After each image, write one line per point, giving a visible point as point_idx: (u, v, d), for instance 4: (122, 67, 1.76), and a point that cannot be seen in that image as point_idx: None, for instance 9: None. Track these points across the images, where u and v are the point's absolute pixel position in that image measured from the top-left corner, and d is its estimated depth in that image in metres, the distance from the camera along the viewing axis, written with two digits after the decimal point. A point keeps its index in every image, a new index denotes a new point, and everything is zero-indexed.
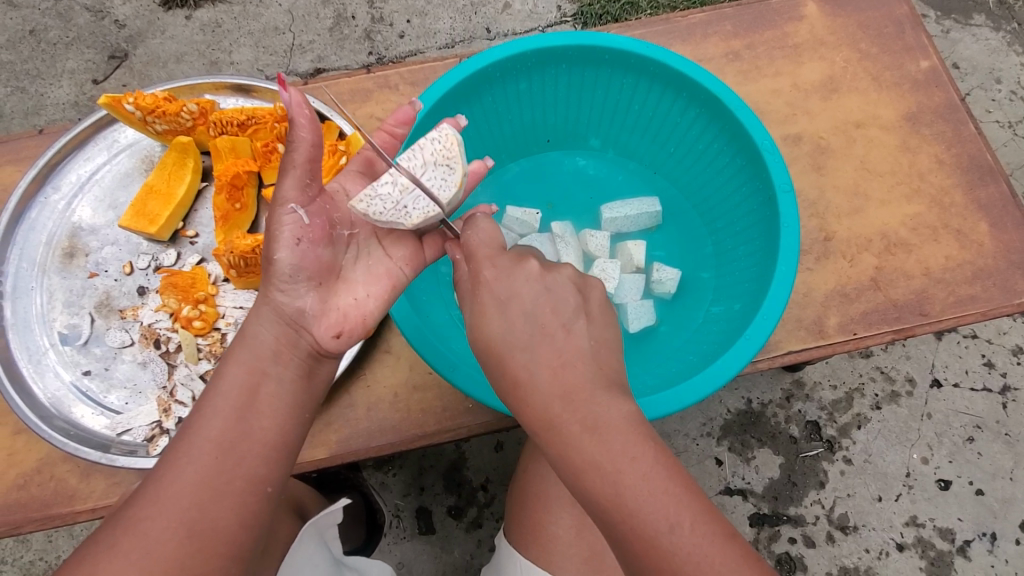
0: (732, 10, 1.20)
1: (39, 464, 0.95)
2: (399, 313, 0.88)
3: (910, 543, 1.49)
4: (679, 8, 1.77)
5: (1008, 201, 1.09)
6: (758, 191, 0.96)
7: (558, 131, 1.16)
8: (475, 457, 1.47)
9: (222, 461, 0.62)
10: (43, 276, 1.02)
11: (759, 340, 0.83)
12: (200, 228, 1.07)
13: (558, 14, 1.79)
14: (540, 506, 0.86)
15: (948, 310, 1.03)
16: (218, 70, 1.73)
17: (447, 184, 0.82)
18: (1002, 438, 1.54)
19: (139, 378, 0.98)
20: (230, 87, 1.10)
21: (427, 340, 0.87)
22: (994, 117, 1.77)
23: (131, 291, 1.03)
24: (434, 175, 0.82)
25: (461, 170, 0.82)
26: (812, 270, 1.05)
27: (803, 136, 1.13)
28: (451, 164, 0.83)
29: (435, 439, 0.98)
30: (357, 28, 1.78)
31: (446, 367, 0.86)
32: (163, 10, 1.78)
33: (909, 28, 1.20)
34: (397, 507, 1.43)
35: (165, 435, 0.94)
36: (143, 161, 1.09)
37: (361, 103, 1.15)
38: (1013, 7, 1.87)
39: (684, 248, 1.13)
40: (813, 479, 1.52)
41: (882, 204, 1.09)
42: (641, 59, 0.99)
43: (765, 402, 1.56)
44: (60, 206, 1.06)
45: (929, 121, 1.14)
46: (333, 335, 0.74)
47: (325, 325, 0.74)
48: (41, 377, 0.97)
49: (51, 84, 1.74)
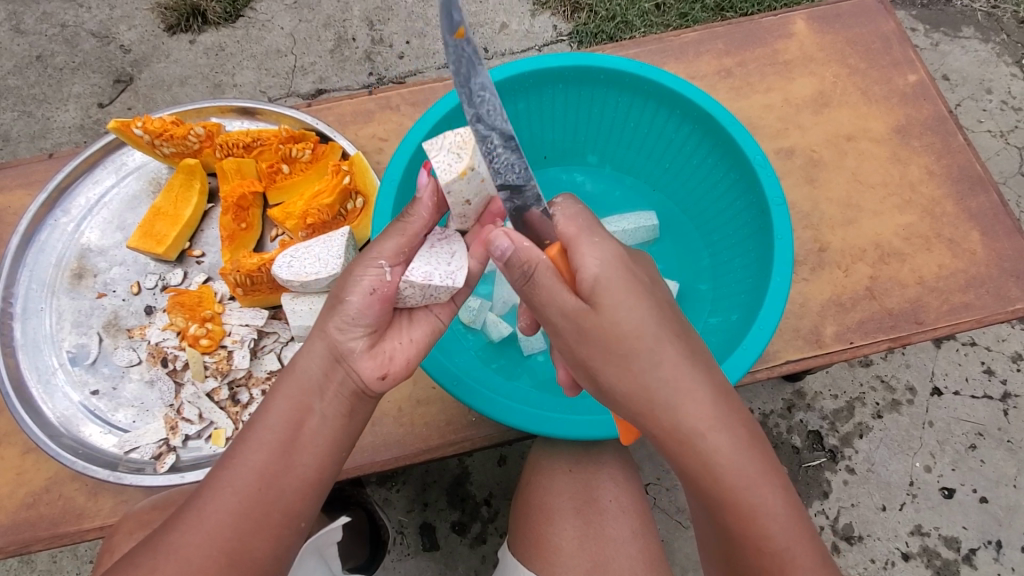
0: (723, 28, 1.24)
1: (48, 483, 0.96)
2: (426, 363, 0.88)
3: (916, 553, 1.49)
4: (672, 26, 1.82)
5: (999, 209, 1.11)
6: (752, 204, 0.98)
7: (557, 148, 1.18)
8: (479, 472, 1.47)
9: None
10: (52, 297, 1.04)
11: (756, 350, 0.85)
12: (206, 248, 1.09)
13: (554, 33, 1.83)
14: (544, 518, 0.87)
15: (943, 318, 1.04)
16: (221, 93, 1.77)
17: (453, 171, 0.74)
18: (1004, 446, 1.55)
19: (147, 398, 1.00)
20: (236, 111, 1.13)
21: (476, 390, 0.87)
22: (985, 127, 1.81)
23: (138, 310, 1.04)
24: (443, 159, 0.74)
25: (470, 160, 0.74)
26: (807, 280, 1.07)
27: (795, 150, 1.15)
28: (463, 150, 0.75)
29: (439, 453, 0.99)
30: (357, 49, 1.83)
31: (502, 413, 0.86)
32: (167, 35, 1.82)
33: (896, 44, 1.23)
34: (401, 524, 1.43)
35: (172, 453, 0.95)
36: (150, 183, 1.12)
37: (363, 124, 1.18)
38: (1001, 19, 1.92)
39: (683, 260, 1.14)
40: (817, 489, 1.52)
41: (875, 214, 1.11)
42: (635, 78, 1.02)
43: (767, 412, 1.57)
44: (69, 228, 1.08)
45: (918, 133, 1.17)
46: (379, 376, 0.73)
47: (370, 363, 0.73)
48: (51, 397, 0.98)
49: (57, 109, 1.78)
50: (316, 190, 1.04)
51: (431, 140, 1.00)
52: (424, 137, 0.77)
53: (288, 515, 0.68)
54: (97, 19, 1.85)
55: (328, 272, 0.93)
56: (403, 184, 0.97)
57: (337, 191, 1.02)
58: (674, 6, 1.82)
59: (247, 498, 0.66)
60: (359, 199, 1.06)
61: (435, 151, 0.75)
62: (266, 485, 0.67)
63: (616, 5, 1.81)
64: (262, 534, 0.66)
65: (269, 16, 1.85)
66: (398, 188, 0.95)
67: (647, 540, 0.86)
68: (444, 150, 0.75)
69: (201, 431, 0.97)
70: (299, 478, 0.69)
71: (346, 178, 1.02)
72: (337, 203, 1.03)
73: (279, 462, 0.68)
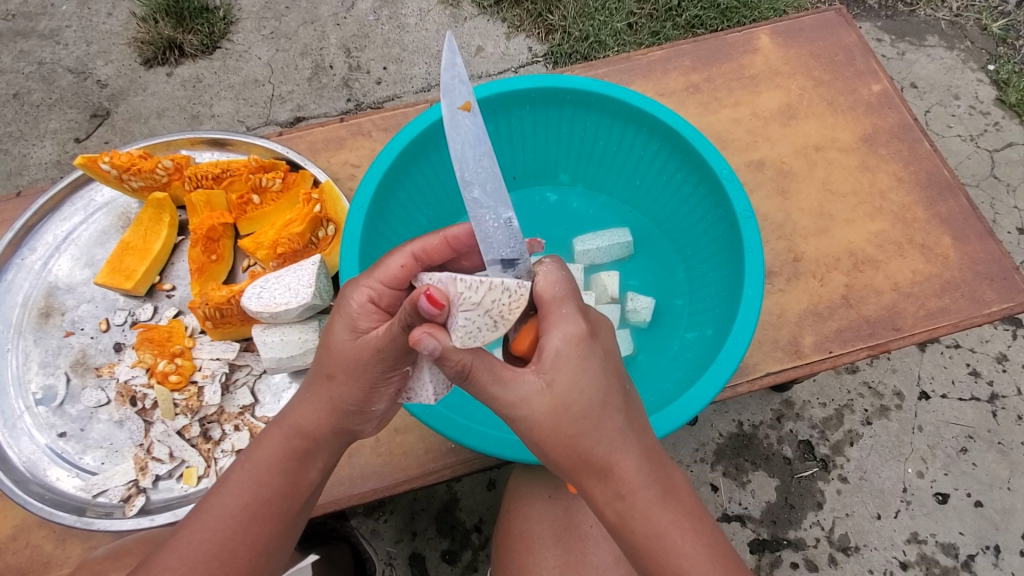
0: (689, 45, 1.25)
1: (14, 531, 0.92)
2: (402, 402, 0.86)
3: (913, 562, 1.47)
4: (645, 44, 1.86)
5: (969, 214, 1.12)
6: (722, 218, 0.98)
7: (528, 169, 1.18)
8: (468, 497, 1.44)
9: None
10: (19, 337, 1.01)
11: (732, 364, 0.84)
12: (177, 281, 1.07)
13: (529, 55, 1.85)
14: (525, 546, 0.85)
15: (920, 323, 1.05)
16: (199, 124, 1.77)
17: (476, 337, 0.64)
18: (995, 448, 1.54)
19: (116, 438, 0.96)
20: (206, 142, 1.12)
21: (463, 429, 0.85)
22: (955, 132, 1.84)
23: (107, 347, 1.02)
24: (474, 320, 0.64)
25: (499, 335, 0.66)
26: (784, 291, 1.07)
27: (765, 162, 1.16)
28: (497, 322, 0.66)
29: (419, 483, 0.97)
30: (335, 77, 1.84)
31: (493, 448, 0.85)
32: (144, 69, 1.83)
33: (859, 55, 1.25)
34: (390, 555, 1.40)
35: (142, 495, 0.92)
36: (120, 218, 1.10)
37: (335, 151, 1.18)
38: (964, 26, 1.97)
39: (659, 276, 1.14)
40: (810, 500, 1.50)
41: (847, 223, 1.12)
42: (601, 98, 1.03)
43: (756, 423, 1.56)
44: (36, 266, 1.06)
45: (885, 141, 1.18)
46: (339, 409, 0.74)
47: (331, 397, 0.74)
48: (16, 441, 0.95)
49: (34, 145, 1.77)
50: (287, 220, 1.03)
51: (399, 165, 1.00)
52: (471, 281, 0.64)
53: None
54: (74, 55, 1.85)
55: (298, 301, 0.93)
56: (372, 209, 0.96)
57: (307, 220, 1.01)
58: (646, 25, 1.86)
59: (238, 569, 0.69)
60: (330, 225, 1.05)
61: (469, 310, 0.64)
62: None
63: (589, 25, 1.84)
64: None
65: (246, 46, 1.86)
66: (367, 213, 0.95)
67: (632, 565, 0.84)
68: (482, 311, 0.64)
69: (172, 470, 0.94)
70: (283, 541, 0.74)
71: (316, 206, 1.02)
72: (308, 231, 1.01)
73: (271, 534, 0.73)
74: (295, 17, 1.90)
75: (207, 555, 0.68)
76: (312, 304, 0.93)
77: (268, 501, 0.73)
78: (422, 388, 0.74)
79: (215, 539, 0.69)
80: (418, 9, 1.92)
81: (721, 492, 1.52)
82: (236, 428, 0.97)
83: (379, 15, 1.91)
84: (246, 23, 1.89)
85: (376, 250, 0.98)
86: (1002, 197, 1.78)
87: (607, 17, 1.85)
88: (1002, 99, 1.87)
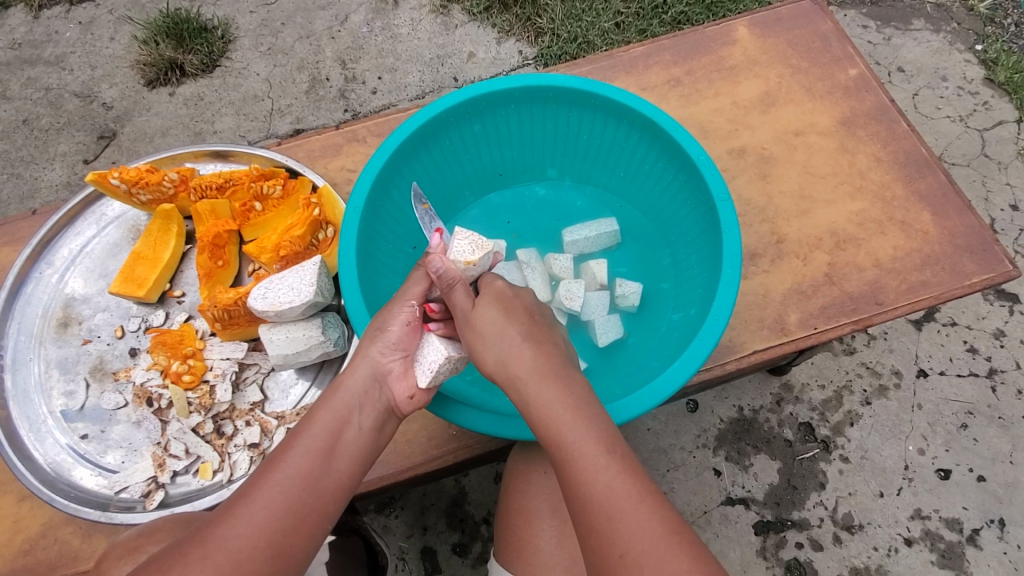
0: (670, 40, 1.30)
1: (43, 528, 0.98)
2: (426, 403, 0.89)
3: (917, 538, 1.49)
4: (632, 41, 1.90)
5: (948, 189, 1.16)
6: (701, 202, 1.02)
7: (516, 165, 1.23)
8: (476, 491, 1.48)
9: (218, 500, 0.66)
10: (40, 347, 1.07)
11: (713, 340, 0.87)
12: (187, 287, 1.12)
13: (520, 58, 1.90)
14: (524, 522, 0.89)
15: (902, 297, 1.08)
16: (202, 140, 1.83)
17: (463, 254, 0.92)
18: (995, 422, 1.56)
19: (135, 438, 1.02)
20: (209, 154, 1.17)
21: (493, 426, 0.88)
22: (943, 113, 1.87)
23: (123, 353, 1.07)
24: (463, 244, 0.93)
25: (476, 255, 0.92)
26: (768, 271, 1.10)
27: (746, 148, 1.20)
28: (478, 246, 0.94)
29: (423, 469, 1.01)
30: (332, 88, 1.90)
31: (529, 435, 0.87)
32: (148, 90, 1.89)
33: (835, 41, 1.29)
34: (402, 550, 1.44)
35: (161, 490, 0.97)
36: (130, 230, 1.16)
37: (332, 158, 1.23)
38: (949, 9, 2.00)
39: (646, 262, 1.18)
40: (813, 481, 1.53)
41: (828, 204, 1.15)
42: (582, 94, 1.07)
43: (756, 407, 1.59)
44: (54, 279, 1.11)
45: (864, 123, 1.22)
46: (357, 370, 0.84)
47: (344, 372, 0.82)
48: (41, 443, 1.00)
49: (44, 168, 1.84)
50: (288, 224, 1.08)
51: (393, 166, 1.05)
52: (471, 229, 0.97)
53: (319, 516, 0.73)
54: (79, 80, 1.92)
55: (301, 299, 0.97)
56: (367, 209, 1.00)
57: (308, 223, 1.06)
58: (633, 23, 1.91)
59: (293, 497, 0.71)
60: (329, 228, 1.10)
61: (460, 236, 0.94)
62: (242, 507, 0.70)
63: (577, 26, 1.89)
64: (299, 530, 0.71)
65: (245, 63, 1.92)
66: (362, 213, 0.99)
67: None
68: (467, 240, 0.94)
69: (189, 466, 0.99)
70: (335, 482, 0.76)
71: (315, 210, 1.07)
72: (308, 233, 1.07)
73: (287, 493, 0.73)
74: (291, 33, 1.96)
75: (273, 481, 0.72)
76: (315, 301, 0.98)
77: (318, 436, 0.77)
78: (429, 359, 0.86)
79: (283, 473, 0.73)
80: (410, 19, 1.97)
81: (723, 475, 1.55)
82: (248, 424, 1.01)
83: (373, 27, 1.96)
84: (244, 41, 1.95)
85: (373, 249, 1.03)
86: (993, 174, 1.80)
87: (594, 17, 1.90)
88: (990, 79, 1.90)
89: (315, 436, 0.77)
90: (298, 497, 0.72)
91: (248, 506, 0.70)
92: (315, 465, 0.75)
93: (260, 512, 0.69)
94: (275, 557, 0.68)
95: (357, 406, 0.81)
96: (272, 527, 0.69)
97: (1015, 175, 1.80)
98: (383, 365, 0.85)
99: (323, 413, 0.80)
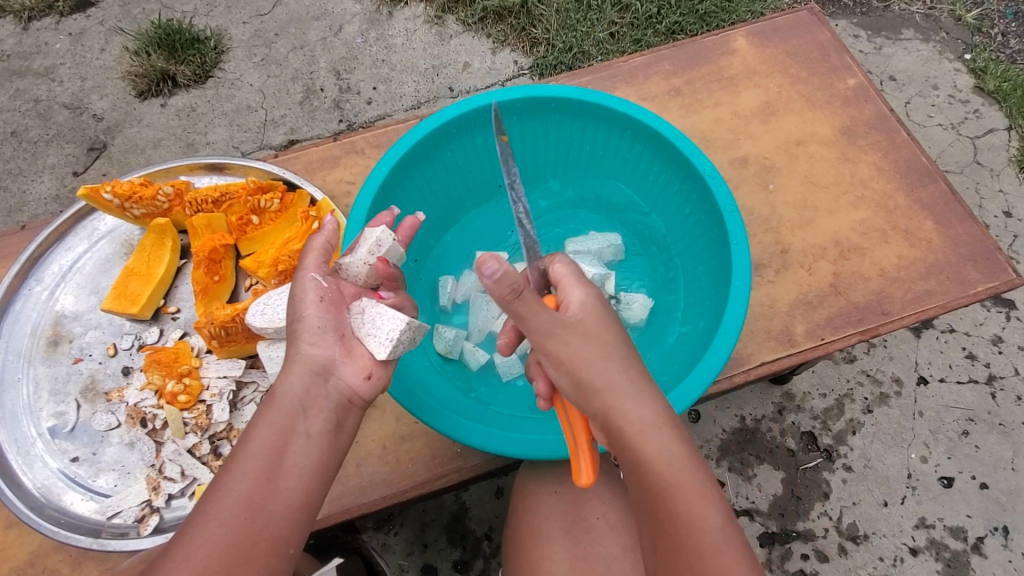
0: (669, 51, 1.29)
1: (32, 556, 0.94)
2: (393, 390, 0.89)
3: (923, 547, 1.47)
4: (627, 52, 1.91)
5: (949, 198, 1.16)
6: (708, 214, 1.01)
7: (518, 178, 1.22)
8: (477, 506, 1.45)
9: (251, 521, 0.70)
10: (29, 367, 1.03)
11: (723, 355, 0.86)
12: (182, 303, 1.10)
13: (515, 68, 1.90)
14: (533, 542, 0.87)
15: (908, 307, 1.07)
16: (195, 152, 1.80)
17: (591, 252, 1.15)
18: (997, 429, 1.56)
19: (127, 460, 0.98)
20: (203, 167, 1.15)
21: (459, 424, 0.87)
22: (936, 121, 1.88)
23: (115, 372, 1.04)
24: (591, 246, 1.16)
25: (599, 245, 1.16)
26: (773, 281, 1.09)
27: (748, 158, 1.20)
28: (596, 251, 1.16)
29: (427, 487, 0.99)
30: (326, 99, 1.88)
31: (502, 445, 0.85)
32: (139, 101, 1.87)
33: (833, 51, 1.29)
34: (401, 568, 1.41)
35: (155, 514, 0.93)
36: (122, 245, 1.13)
37: (330, 170, 1.21)
38: (939, 19, 2.02)
39: (652, 274, 1.17)
40: (817, 491, 1.52)
41: (830, 213, 1.15)
42: (585, 105, 1.06)
43: (758, 417, 1.58)
44: (43, 297, 1.08)
45: (864, 132, 1.22)
46: (364, 379, 0.83)
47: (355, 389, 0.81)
48: (30, 467, 0.97)
49: (33, 181, 1.80)
50: (286, 238, 1.06)
51: (394, 178, 1.03)
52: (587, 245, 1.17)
53: (276, 542, 0.71)
54: (69, 91, 1.89)
55: None
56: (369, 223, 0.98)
57: (306, 236, 1.04)
58: (628, 33, 1.91)
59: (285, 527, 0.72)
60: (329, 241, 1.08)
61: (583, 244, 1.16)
62: (255, 513, 0.70)
63: (572, 36, 1.89)
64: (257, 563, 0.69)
65: (238, 74, 1.91)
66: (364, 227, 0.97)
67: (638, 555, 0.87)
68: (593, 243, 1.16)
69: (184, 489, 0.95)
70: (284, 502, 0.73)
71: (315, 223, 1.05)
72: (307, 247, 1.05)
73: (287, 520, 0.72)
74: (285, 43, 1.95)
75: (209, 515, 0.69)
76: None
77: (256, 456, 0.74)
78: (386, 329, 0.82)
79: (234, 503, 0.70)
80: (405, 30, 1.96)
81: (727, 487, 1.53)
82: None
83: (367, 37, 1.95)
84: (237, 52, 1.93)
85: None
86: (987, 181, 1.81)
87: (589, 28, 1.90)
88: (981, 87, 1.92)
89: (258, 456, 0.74)
90: (243, 525, 0.69)
91: (187, 546, 0.67)
92: (261, 490, 0.72)
93: (197, 550, 0.67)
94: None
95: (299, 412, 0.78)
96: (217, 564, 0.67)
97: (1008, 182, 1.81)
98: (321, 360, 0.81)
99: (330, 434, 0.79)
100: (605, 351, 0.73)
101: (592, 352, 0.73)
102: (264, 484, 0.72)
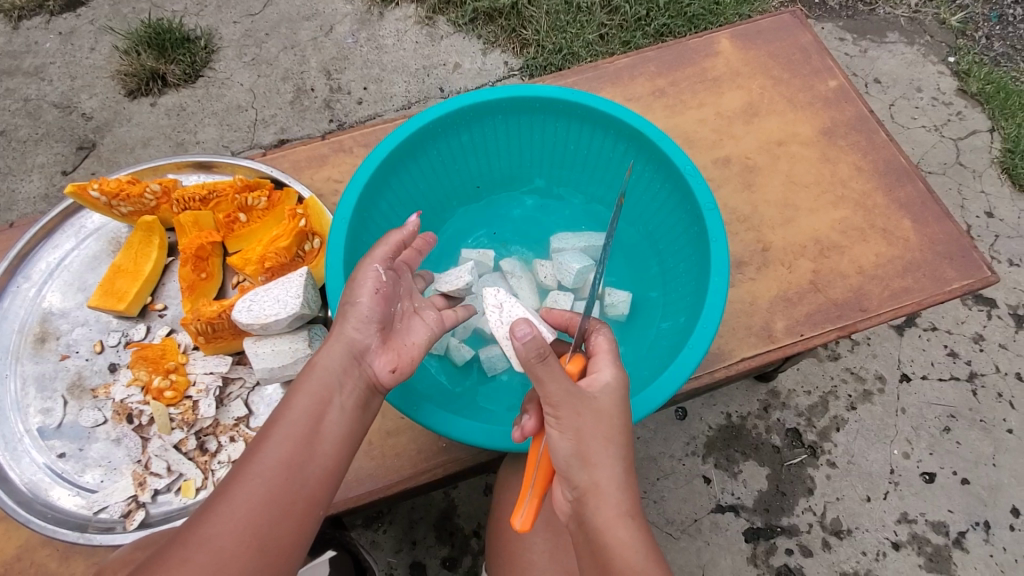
0: (654, 52, 1.31)
1: (18, 552, 0.95)
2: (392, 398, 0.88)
3: (905, 541, 1.50)
4: (616, 53, 1.93)
5: (927, 197, 1.18)
6: (689, 213, 1.03)
7: (503, 176, 1.23)
8: (466, 503, 1.46)
9: (291, 480, 0.71)
10: (15, 364, 1.04)
11: (702, 349, 0.88)
12: (169, 300, 1.10)
13: (505, 69, 1.92)
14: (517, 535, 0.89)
15: (885, 304, 1.10)
16: (185, 151, 1.80)
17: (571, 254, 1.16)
18: (977, 425, 1.59)
19: (114, 456, 0.99)
20: (191, 165, 1.15)
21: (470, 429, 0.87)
22: (919, 123, 1.91)
23: (102, 368, 1.05)
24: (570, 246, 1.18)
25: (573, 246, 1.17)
26: (754, 279, 1.11)
27: (731, 158, 1.22)
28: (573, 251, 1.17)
29: (414, 483, 1.00)
30: (316, 99, 1.89)
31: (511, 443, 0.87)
32: (129, 100, 1.87)
33: (815, 53, 1.32)
34: (390, 565, 1.41)
35: (141, 509, 0.94)
36: (110, 243, 1.13)
37: (318, 168, 1.22)
38: (922, 22, 2.06)
39: (635, 271, 1.18)
40: (801, 486, 1.54)
41: (811, 212, 1.17)
42: (569, 104, 1.08)
43: (744, 414, 1.60)
44: (30, 294, 1.08)
45: (844, 133, 1.24)
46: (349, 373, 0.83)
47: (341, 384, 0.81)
48: (16, 463, 0.97)
49: (22, 180, 1.80)
50: (273, 235, 1.07)
51: (380, 176, 1.04)
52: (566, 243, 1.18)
53: (309, 504, 0.72)
54: (58, 90, 1.89)
55: (287, 311, 0.96)
56: (354, 219, 0.99)
57: (293, 234, 1.05)
58: (617, 35, 1.94)
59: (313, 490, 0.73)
60: (316, 239, 1.09)
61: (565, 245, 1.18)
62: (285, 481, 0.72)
63: (562, 38, 1.91)
64: (287, 521, 0.70)
65: (228, 74, 1.91)
66: (349, 224, 0.98)
67: None
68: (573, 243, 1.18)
69: (171, 484, 0.96)
70: (320, 468, 0.74)
71: (301, 221, 1.06)
72: (295, 244, 1.05)
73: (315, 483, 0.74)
74: (275, 43, 1.95)
75: (251, 472, 0.70)
76: (301, 314, 0.97)
77: (298, 424, 0.75)
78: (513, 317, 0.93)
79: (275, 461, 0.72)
80: (395, 30, 1.97)
81: (713, 483, 1.55)
82: (231, 440, 0.99)
83: (358, 37, 1.96)
84: (227, 51, 1.94)
85: (361, 259, 1.02)
86: (968, 182, 1.85)
87: (579, 29, 1.92)
88: (963, 90, 1.95)
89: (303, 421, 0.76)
90: (284, 484, 0.71)
91: (227, 500, 0.68)
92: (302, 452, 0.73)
93: (241, 507, 0.67)
94: (261, 549, 0.67)
95: (337, 386, 0.79)
96: (258, 521, 0.67)
97: (989, 183, 1.84)
98: (354, 348, 0.81)
99: None
100: (607, 435, 0.72)
101: (596, 436, 0.71)
102: (303, 446, 0.74)
